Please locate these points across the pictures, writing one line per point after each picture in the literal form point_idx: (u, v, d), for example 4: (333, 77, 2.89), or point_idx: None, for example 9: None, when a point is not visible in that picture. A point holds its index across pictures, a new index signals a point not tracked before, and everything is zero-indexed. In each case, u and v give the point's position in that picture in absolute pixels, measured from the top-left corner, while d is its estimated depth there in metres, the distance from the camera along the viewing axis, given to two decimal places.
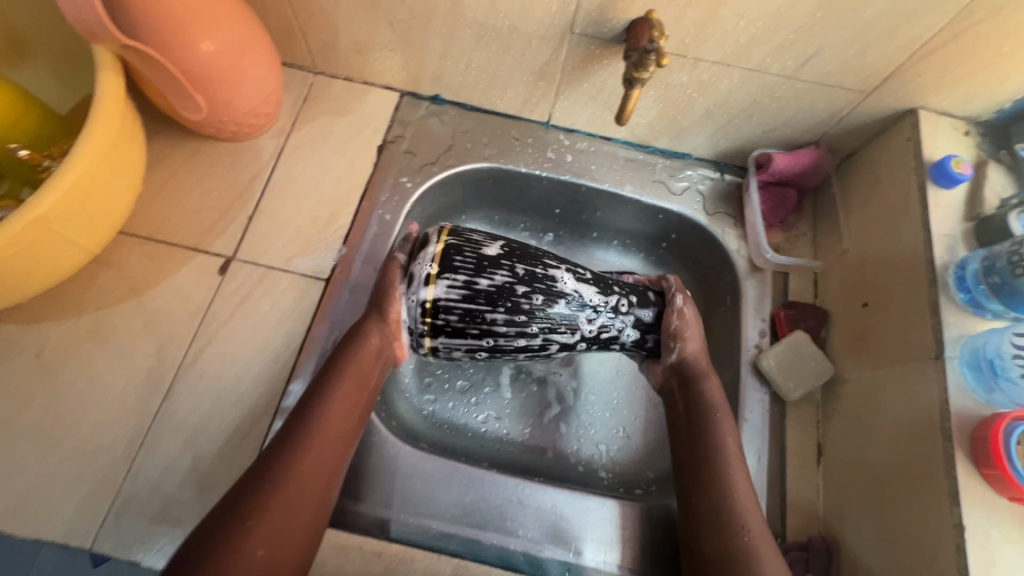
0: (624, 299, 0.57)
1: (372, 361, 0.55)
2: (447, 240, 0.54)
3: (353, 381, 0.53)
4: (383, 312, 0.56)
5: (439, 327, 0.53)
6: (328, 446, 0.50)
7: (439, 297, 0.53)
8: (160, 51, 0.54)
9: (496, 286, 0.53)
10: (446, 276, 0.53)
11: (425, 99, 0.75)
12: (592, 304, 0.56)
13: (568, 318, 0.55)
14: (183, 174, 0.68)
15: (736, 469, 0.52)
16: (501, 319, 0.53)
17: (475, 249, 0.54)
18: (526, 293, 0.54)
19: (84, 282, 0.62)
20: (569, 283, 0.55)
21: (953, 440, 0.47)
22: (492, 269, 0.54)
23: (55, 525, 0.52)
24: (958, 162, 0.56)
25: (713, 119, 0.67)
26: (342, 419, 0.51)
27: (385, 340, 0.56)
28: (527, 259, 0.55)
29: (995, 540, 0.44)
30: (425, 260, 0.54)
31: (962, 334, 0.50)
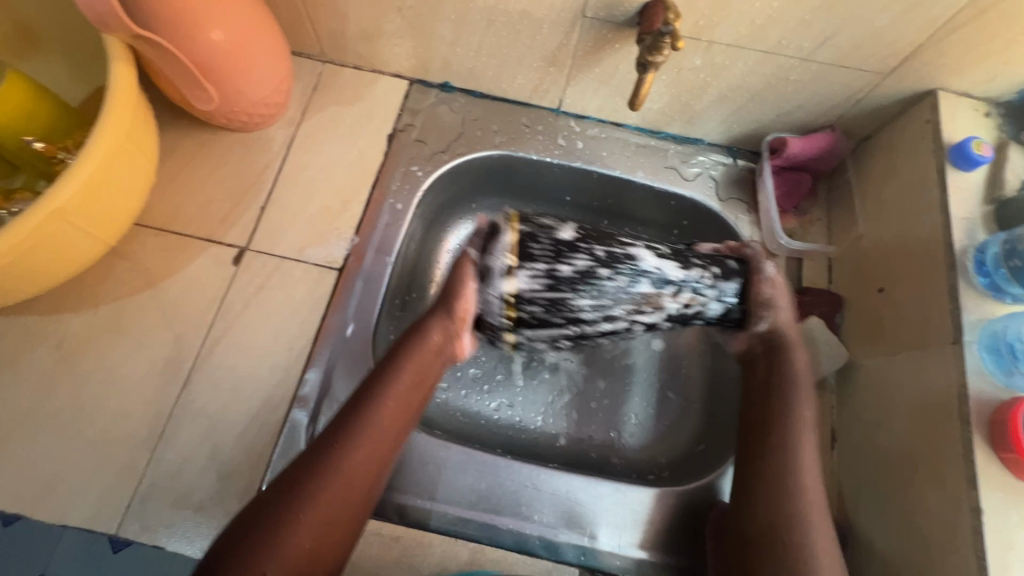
0: (708, 271, 0.56)
1: (434, 358, 0.55)
2: (519, 227, 0.52)
3: (413, 371, 0.53)
4: (451, 310, 0.54)
5: (521, 318, 0.53)
6: (386, 434, 0.51)
7: (522, 289, 0.52)
8: (171, 41, 0.54)
9: (578, 271, 0.52)
10: (525, 265, 0.51)
11: (435, 86, 0.74)
12: (675, 281, 0.54)
13: (648, 294, 0.54)
14: (195, 165, 0.68)
15: (802, 442, 0.53)
16: (587, 305, 0.53)
17: (550, 234, 0.53)
18: (607, 275, 0.53)
19: (101, 274, 0.62)
20: (650, 260, 0.54)
21: (971, 423, 0.47)
22: (571, 253, 0.52)
23: (81, 511, 0.54)
24: (979, 143, 0.55)
25: (727, 104, 0.66)
26: (405, 405, 0.52)
27: (448, 338, 0.56)
28: (603, 239, 0.54)
29: (1013, 523, 0.44)
30: (501, 251, 0.52)
31: (981, 318, 0.50)
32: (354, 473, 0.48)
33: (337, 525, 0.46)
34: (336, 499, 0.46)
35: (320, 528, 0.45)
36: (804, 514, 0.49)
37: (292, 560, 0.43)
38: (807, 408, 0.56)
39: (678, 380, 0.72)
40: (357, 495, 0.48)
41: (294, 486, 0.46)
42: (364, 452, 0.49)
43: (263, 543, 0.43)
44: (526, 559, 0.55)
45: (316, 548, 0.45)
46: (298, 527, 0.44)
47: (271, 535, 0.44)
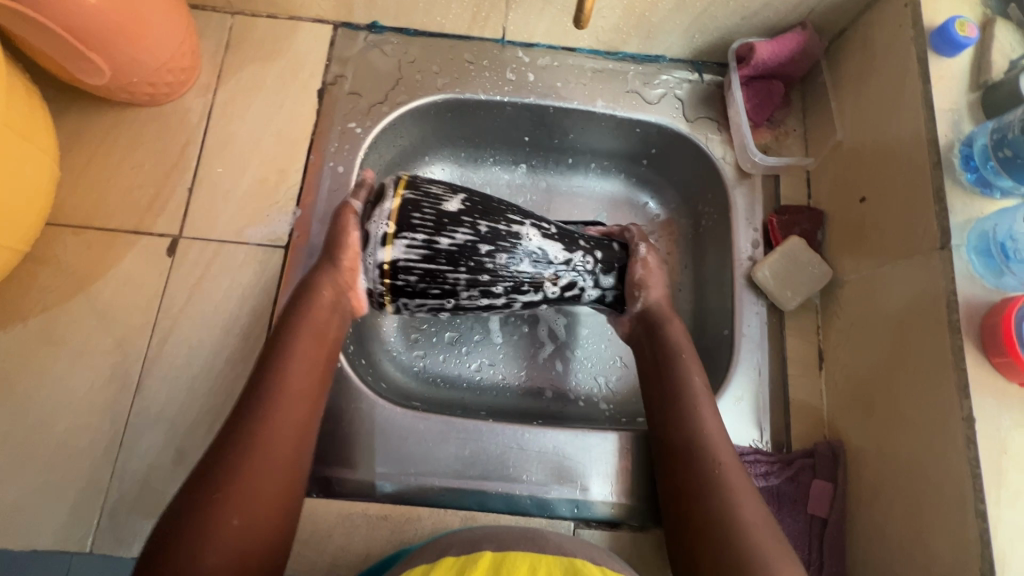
0: (587, 256, 0.54)
1: (330, 314, 0.51)
2: (404, 194, 0.50)
3: (309, 334, 0.49)
4: (337, 261, 0.52)
5: (398, 288, 0.50)
6: (302, 411, 0.46)
7: (398, 258, 0.49)
8: (31, 7, 0.47)
9: (457, 246, 0.50)
10: (404, 235, 0.49)
11: (362, 28, 0.66)
12: (557, 262, 0.52)
13: (533, 276, 0.52)
14: (108, 150, 0.61)
15: (702, 407, 0.50)
16: (463, 281, 0.51)
17: (435, 204, 0.50)
18: (492, 253, 0.51)
19: (23, 283, 0.57)
20: (535, 240, 0.52)
21: (962, 330, 0.44)
22: (452, 227, 0.50)
23: (49, 533, 0.51)
24: (964, 23, 0.49)
25: (685, 11, 0.60)
26: (313, 367, 0.48)
27: (339, 292, 0.52)
28: (490, 214, 0.52)
29: (1007, 427, 0.42)
30: (381, 217, 0.50)
31: (969, 219, 0.47)
32: (278, 442, 0.44)
33: (265, 503, 0.41)
34: (257, 476, 0.42)
35: (248, 505, 0.40)
36: (713, 459, 0.47)
37: (228, 543, 0.39)
38: (696, 368, 0.52)
39: None
40: (282, 463, 0.43)
41: (209, 471, 0.41)
42: (281, 430, 0.44)
43: (192, 531, 0.38)
44: (519, 519, 0.54)
45: (246, 529, 0.40)
46: (221, 508, 0.40)
47: (196, 520, 0.39)
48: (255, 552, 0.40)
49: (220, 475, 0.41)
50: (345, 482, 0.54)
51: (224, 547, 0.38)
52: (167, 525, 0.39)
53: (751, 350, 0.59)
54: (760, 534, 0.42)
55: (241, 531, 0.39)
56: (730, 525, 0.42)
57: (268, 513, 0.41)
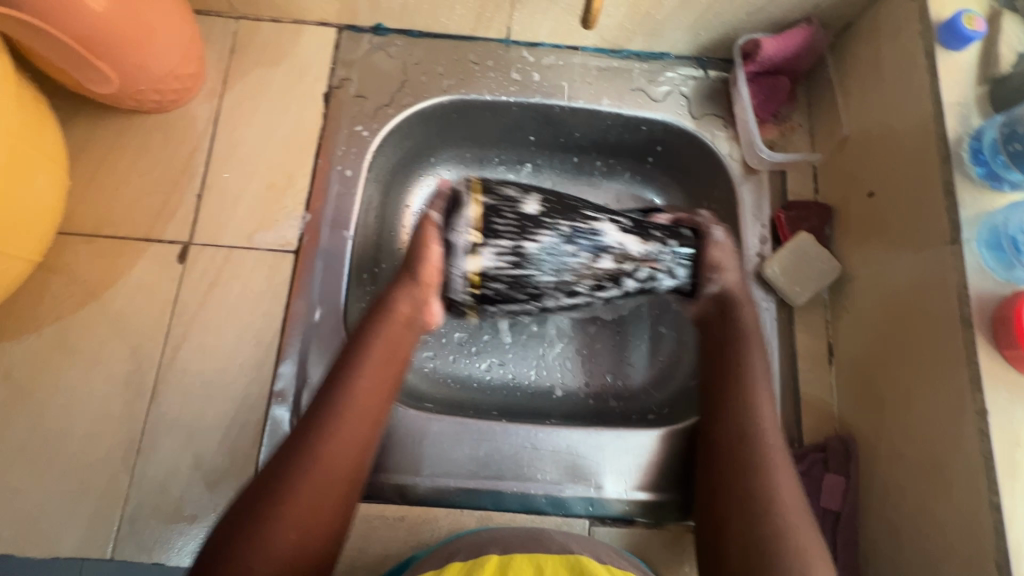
0: (664, 241, 0.53)
1: (404, 330, 0.51)
2: (482, 199, 0.48)
3: (382, 349, 0.49)
4: (416, 276, 0.50)
5: (486, 296, 0.50)
6: (365, 409, 0.47)
7: (487, 268, 0.48)
8: (40, 17, 0.47)
9: (546, 249, 0.49)
10: (490, 242, 0.48)
11: (367, 31, 0.66)
12: (637, 255, 0.51)
13: (613, 270, 0.51)
14: (115, 158, 0.61)
15: (758, 396, 0.50)
16: (549, 282, 0.50)
17: (514, 208, 0.49)
18: (576, 252, 0.50)
19: (35, 293, 0.57)
20: (614, 235, 0.51)
21: (973, 325, 0.44)
22: (535, 229, 0.49)
23: (70, 541, 0.51)
24: (971, 17, 0.49)
25: (691, 8, 0.60)
26: (382, 369, 0.48)
27: (416, 308, 0.51)
28: (569, 213, 0.51)
29: (1020, 420, 0.42)
30: (462, 227, 0.48)
31: (980, 213, 0.47)
32: (334, 455, 0.44)
33: (317, 512, 0.42)
34: (317, 486, 0.42)
35: (303, 520, 0.41)
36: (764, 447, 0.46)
37: (277, 555, 0.40)
38: (759, 352, 0.53)
39: (670, 315, 0.69)
40: (342, 474, 0.44)
41: (269, 482, 0.42)
42: (340, 439, 0.44)
43: (245, 541, 0.39)
44: (534, 518, 0.55)
45: (305, 535, 0.41)
46: (280, 520, 0.40)
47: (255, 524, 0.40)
48: (313, 560, 0.41)
49: (283, 486, 0.42)
50: None
51: (276, 558, 0.40)
52: (225, 532, 0.41)
53: None
54: (796, 527, 0.42)
55: (297, 544, 0.41)
56: (765, 509, 0.43)
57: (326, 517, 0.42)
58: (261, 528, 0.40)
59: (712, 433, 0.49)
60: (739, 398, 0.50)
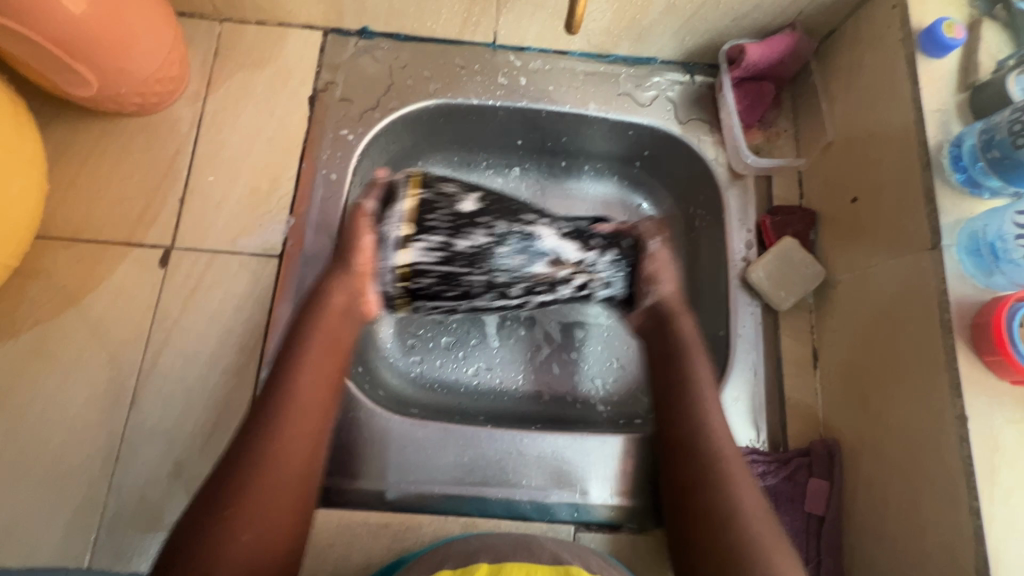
0: (604, 251, 0.52)
1: (342, 321, 0.50)
2: (418, 195, 0.49)
3: (324, 340, 0.48)
4: (350, 266, 0.50)
5: (416, 290, 0.50)
6: (315, 410, 0.46)
7: (415, 261, 0.48)
8: (17, 19, 0.46)
9: (476, 248, 0.49)
10: (421, 237, 0.48)
11: (353, 34, 0.66)
12: (572, 262, 0.51)
13: (546, 275, 0.50)
14: (97, 161, 0.60)
15: (707, 400, 0.50)
16: (479, 282, 0.49)
17: (449, 205, 0.49)
18: (507, 254, 0.49)
19: (13, 298, 0.56)
20: (550, 240, 0.50)
21: (953, 330, 0.45)
22: (469, 228, 0.49)
23: (45, 551, 0.50)
24: (951, 25, 0.50)
25: (676, 13, 0.60)
26: (324, 368, 0.48)
27: (353, 297, 0.51)
28: (506, 215, 0.50)
29: (999, 425, 0.43)
30: (394, 220, 0.48)
31: (960, 219, 0.47)
32: (288, 456, 0.43)
33: (276, 517, 0.41)
34: (270, 488, 0.42)
35: (263, 523, 0.41)
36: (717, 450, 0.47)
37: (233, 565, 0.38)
38: (702, 359, 0.52)
39: None
40: (295, 474, 0.43)
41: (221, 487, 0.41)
42: (292, 439, 0.44)
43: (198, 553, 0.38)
44: (519, 524, 0.55)
45: (260, 541, 0.40)
46: (235, 525, 0.40)
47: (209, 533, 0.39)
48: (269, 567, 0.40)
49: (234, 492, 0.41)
50: (344, 492, 0.54)
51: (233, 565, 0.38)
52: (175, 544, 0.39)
53: (745, 351, 0.59)
54: (760, 528, 0.42)
55: (252, 551, 0.40)
56: (730, 517, 0.43)
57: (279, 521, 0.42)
58: (216, 537, 0.39)
59: (669, 433, 0.49)
60: (690, 400, 0.50)
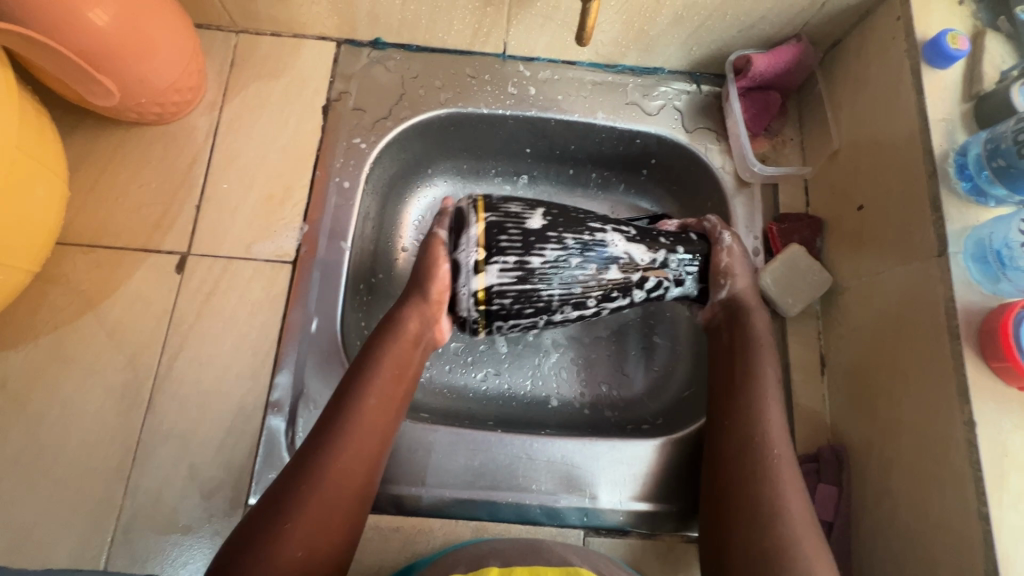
0: (670, 250, 0.54)
1: (413, 350, 0.51)
2: (486, 217, 0.49)
3: (392, 365, 0.50)
4: (426, 294, 0.51)
5: (492, 312, 0.49)
6: (377, 423, 0.48)
7: (493, 284, 0.48)
8: (43, 32, 0.48)
9: (551, 261, 0.50)
10: (496, 257, 0.48)
11: (366, 45, 0.67)
12: (644, 264, 0.52)
13: (620, 280, 0.52)
14: (116, 168, 0.62)
15: (767, 404, 0.50)
16: (557, 296, 0.50)
17: (518, 223, 0.50)
18: (583, 263, 0.50)
19: (33, 302, 0.57)
20: (620, 245, 0.52)
21: (961, 337, 0.45)
22: (541, 243, 0.49)
23: (62, 552, 0.51)
24: (955, 36, 0.50)
25: (683, 25, 0.61)
26: (395, 380, 0.50)
27: (425, 324, 0.52)
28: (573, 226, 0.51)
29: (1007, 430, 0.43)
30: (468, 245, 0.49)
31: (966, 226, 0.47)
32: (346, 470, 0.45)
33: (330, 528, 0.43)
34: (329, 499, 0.44)
35: (315, 536, 0.42)
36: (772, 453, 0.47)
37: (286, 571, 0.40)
38: (770, 361, 0.53)
39: (665, 324, 0.70)
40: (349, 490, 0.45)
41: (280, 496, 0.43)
42: (354, 447, 0.46)
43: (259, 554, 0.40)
44: (529, 529, 0.55)
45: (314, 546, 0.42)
46: (292, 534, 0.41)
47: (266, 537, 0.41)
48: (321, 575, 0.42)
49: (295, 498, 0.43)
50: None
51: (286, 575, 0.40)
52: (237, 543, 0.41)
53: None
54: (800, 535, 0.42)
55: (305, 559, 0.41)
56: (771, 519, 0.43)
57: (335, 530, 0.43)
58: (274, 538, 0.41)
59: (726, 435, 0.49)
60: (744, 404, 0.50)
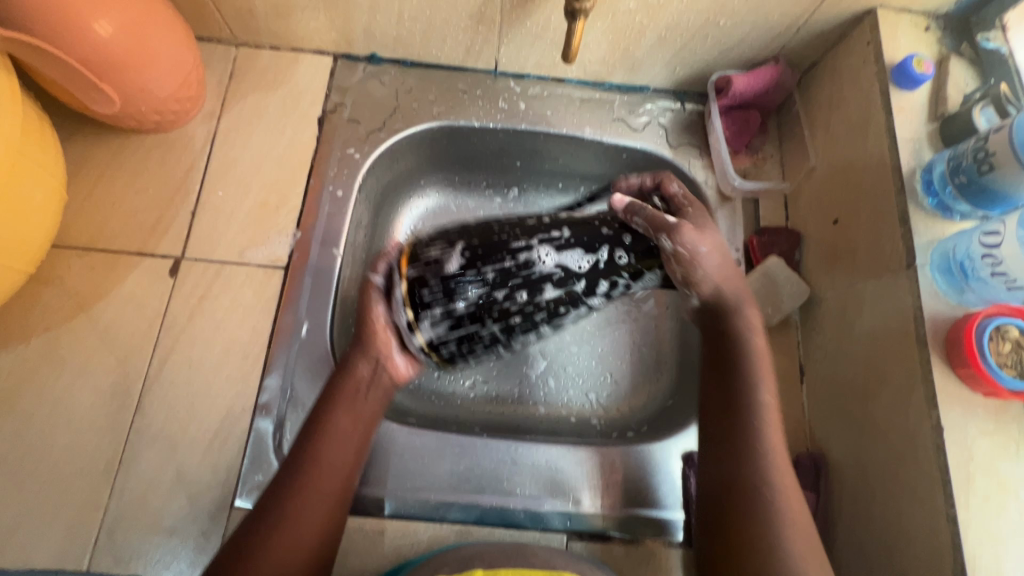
0: (607, 248, 0.52)
1: (368, 389, 0.51)
2: (407, 273, 0.49)
3: (347, 410, 0.49)
4: (368, 343, 0.51)
5: (444, 356, 0.52)
6: (336, 466, 0.47)
7: (431, 338, 0.50)
8: (50, 41, 0.49)
9: (478, 300, 0.49)
10: (421, 317, 0.49)
11: (362, 59, 0.70)
12: (580, 270, 0.51)
13: (564, 294, 0.51)
14: (113, 173, 0.63)
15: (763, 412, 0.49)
16: (497, 327, 0.51)
17: (437, 271, 0.48)
18: (518, 292, 0.50)
19: (27, 303, 0.58)
20: (551, 259, 0.51)
21: (928, 344, 0.47)
22: (461, 287, 0.48)
23: (45, 553, 0.51)
24: (920, 61, 0.53)
25: (667, 45, 0.64)
26: (348, 435, 0.49)
27: (376, 367, 0.51)
28: (493, 255, 0.50)
29: (972, 435, 0.45)
30: (399, 306, 0.49)
31: (933, 240, 0.50)
32: (303, 518, 0.44)
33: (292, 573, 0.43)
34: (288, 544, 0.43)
35: None
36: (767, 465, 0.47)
37: None
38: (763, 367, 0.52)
39: (651, 335, 0.72)
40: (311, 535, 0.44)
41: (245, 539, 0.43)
42: (316, 489, 0.46)
43: None
44: (514, 533, 0.55)
45: None
46: None
47: None
48: None
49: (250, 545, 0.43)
50: None
51: None
52: None
53: None
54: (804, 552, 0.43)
55: None
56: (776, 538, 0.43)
57: (301, 565, 0.43)
58: None
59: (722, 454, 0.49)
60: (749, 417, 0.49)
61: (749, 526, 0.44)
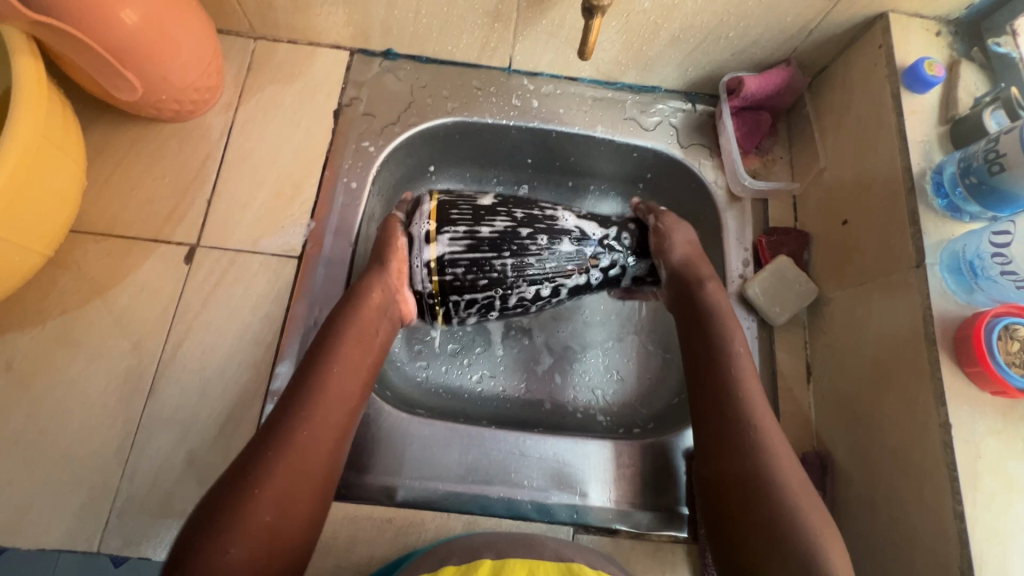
0: (616, 230, 0.61)
1: (377, 317, 0.54)
2: (439, 198, 0.58)
3: (356, 336, 0.51)
4: (387, 267, 0.55)
5: (448, 282, 0.56)
6: (342, 393, 0.49)
7: (443, 254, 0.56)
8: (77, 28, 0.50)
9: (497, 233, 0.57)
10: (445, 231, 0.56)
11: (378, 55, 0.71)
12: (593, 237, 0.59)
13: (574, 254, 0.58)
14: (131, 161, 0.64)
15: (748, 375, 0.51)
16: (508, 266, 0.56)
17: (469, 200, 0.58)
18: (537, 238, 0.57)
19: (43, 287, 0.58)
20: (570, 220, 0.59)
21: (937, 343, 0.47)
22: (490, 217, 0.57)
23: (55, 534, 0.52)
24: (932, 64, 0.54)
25: (680, 46, 0.64)
26: (356, 366, 0.50)
27: (388, 295, 0.55)
28: (523, 203, 0.59)
29: (980, 433, 0.45)
30: (422, 219, 0.57)
31: (943, 240, 0.50)
32: (314, 446, 0.45)
33: (302, 497, 0.44)
34: (297, 466, 0.44)
35: (285, 503, 0.43)
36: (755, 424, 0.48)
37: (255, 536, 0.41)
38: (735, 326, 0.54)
39: (657, 333, 0.72)
40: (320, 463, 0.45)
41: (249, 462, 0.43)
42: (320, 413, 0.46)
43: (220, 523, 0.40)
44: (520, 524, 0.56)
45: (281, 513, 0.42)
46: (259, 501, 0.41)
47: (236, 500, 0.41)
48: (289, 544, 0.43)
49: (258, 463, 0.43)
50: (351, 485, 0.55)
51: (256, 537, 0.41)
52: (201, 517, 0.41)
53: None
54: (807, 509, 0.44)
55: (275, 526, 0.42)
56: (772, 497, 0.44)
57: (310, 487, 0.44)
58: (238, 508, 0.41)
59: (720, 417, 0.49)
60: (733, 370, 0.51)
61: (748, 491, 0.45)
